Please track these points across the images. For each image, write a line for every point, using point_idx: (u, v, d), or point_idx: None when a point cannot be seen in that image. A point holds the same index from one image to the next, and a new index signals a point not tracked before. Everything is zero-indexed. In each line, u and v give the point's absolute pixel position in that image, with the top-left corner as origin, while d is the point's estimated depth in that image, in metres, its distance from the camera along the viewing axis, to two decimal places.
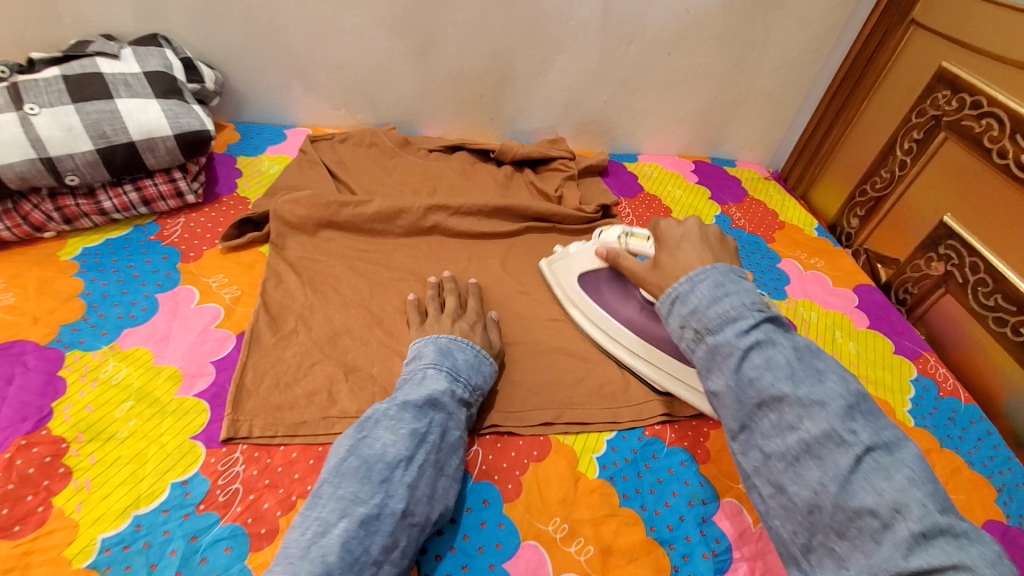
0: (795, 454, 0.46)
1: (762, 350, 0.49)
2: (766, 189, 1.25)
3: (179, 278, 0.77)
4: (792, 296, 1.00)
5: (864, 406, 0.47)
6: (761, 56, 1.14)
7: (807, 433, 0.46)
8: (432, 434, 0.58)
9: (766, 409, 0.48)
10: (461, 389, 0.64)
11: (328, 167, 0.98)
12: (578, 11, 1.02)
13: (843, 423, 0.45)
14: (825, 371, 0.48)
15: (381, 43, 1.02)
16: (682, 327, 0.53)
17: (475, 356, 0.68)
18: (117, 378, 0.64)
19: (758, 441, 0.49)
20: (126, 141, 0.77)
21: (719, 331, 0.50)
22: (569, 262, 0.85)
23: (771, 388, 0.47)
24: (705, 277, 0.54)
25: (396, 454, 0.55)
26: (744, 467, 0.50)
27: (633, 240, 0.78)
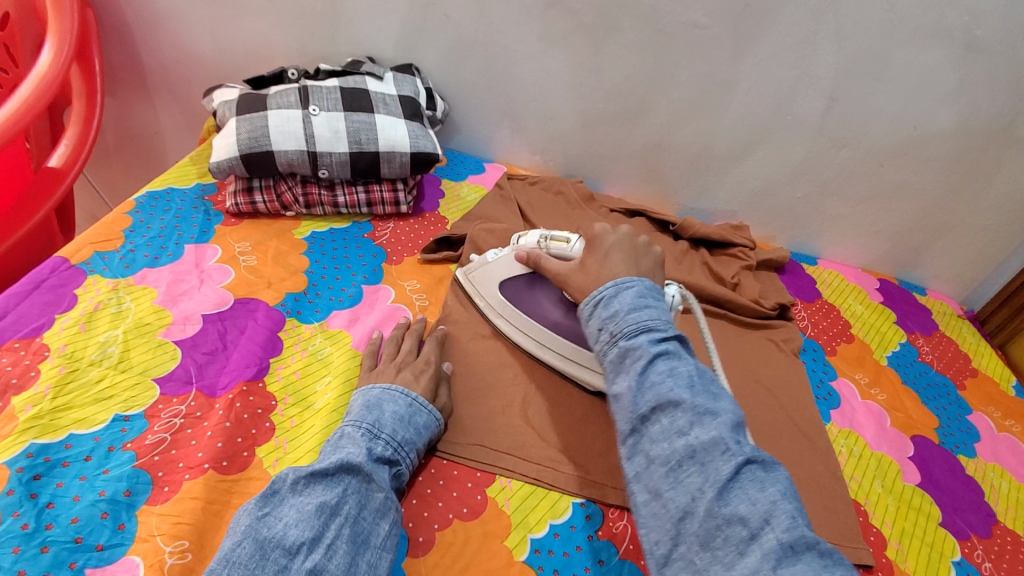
0: (679, 459, 0.49)
1: (668, 359, 0.55)
2: (959, 328, 1.13)
3: (382, 276, 0.85)
4: (984, 458, 0.87)
5: (746, 429, 0.52)
6: (986, 188, 1.05)
7: (694, 438, 0.49)
8: (347, 505, 0.52)
9: (659, 413, 0.52)
10: (382, 447, 0.58)
11: (519, 206, 1.05)
12: (797, 108, 1.01)
13: (730, 435, 0.49)
14: (720, 394, 0.54)
15: (595, 104, 1.09)
16: (600, 329, 0.60)
17: (407, 405, 0.63)
18: (321, 353, 0.72)
19: (645, 445, 0.52)
20: (373, 150, 0.88)
21: (634, 336, 0.57)
22: (488, 270, 0.82)
23: (670, 392, 0.52)
24: (632, 286, 0.61)
25: (298, 537, 0.48)
26: (628, 473, 0.53)
27: (553, 243, 0.75)
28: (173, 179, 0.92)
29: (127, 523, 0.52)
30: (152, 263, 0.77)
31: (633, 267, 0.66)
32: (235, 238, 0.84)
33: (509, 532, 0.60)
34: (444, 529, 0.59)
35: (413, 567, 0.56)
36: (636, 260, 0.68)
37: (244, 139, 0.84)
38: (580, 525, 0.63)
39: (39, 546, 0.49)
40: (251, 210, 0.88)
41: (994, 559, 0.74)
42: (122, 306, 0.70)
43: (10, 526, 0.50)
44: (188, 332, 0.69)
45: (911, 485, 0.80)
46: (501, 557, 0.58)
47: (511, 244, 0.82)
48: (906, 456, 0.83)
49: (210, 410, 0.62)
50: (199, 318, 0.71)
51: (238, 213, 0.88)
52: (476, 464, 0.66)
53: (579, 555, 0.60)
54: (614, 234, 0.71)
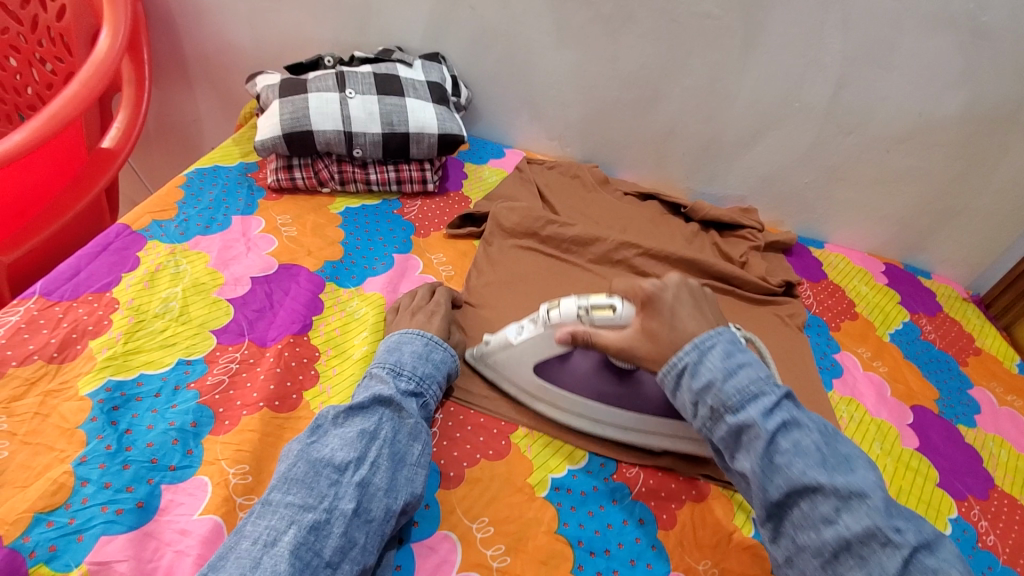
0: (833, 552, 0.49)
1: (789, 434, 0.53)
2: (963, 310, 1.17)
3: (411, 247, 0.91)
4: (983, 428, 0.91)
5: (899, 506, 0.51)
6: (991, 173, 1.09)
7: (846, 528, 0.49)
8: (383, 431, 0.58)
9: (799, 499, 0.52)
10: (407, 382, 0.64)
11: (538, 188, 1.10)
12: (805, 95, 1.06)
13: (887, 523, 0.48)
14: (852, 459, 0.53)
15: (611, 92, 1.14)
16: (696, 403, 0.57)
17: (424, 344, 0.69)
18: (358, 312, 0.78)
19: (790, 531, 0.53)
20: (404, 131, 0.95)
21: (742, 409, 0.55)
22: (514, 353, 0.70)
23: (802, 476, 0.51)
24: (715, 345, 0.58)
25: (344, 457, 0.55)
26: (778, 552, 0.54)
27: (596, 312, 0.65)
28: (218, 158, 0.99)
29: (195, 448, 0.59)
30: (204, 231, 0.84)
31: (700, 315, 0.62)
32: (277, 211, 0.91)
33: (532, 472, 0.66)
34: (472, 467, 0.65)
35: (445, 496, 0.62)
36: (704, 317, 0.62)
37: (286, 119, 0.91)
38: (595, 469, 0.69)
39: (121, 463, 0.56)
40: (291, 186, 0.95)
41: (988, 518, 0.78)
42: (179, 267, 0.77)
43: (95, 447, 0.57)
44: (239, 292, 0.76)
45: (909, 449, 0.84)
46: (524, 493, 0.64)
47: (533, 317, 0.69)
48: (906, 423, 0.88)
49: (261, 357, 0.69)
50: (248, 280, 0.78)
51: (279, 189, 0.95)
52: (500, 414, 0.72)
53: (594, 494, 0.66)
54: (668, 290, 0.64)
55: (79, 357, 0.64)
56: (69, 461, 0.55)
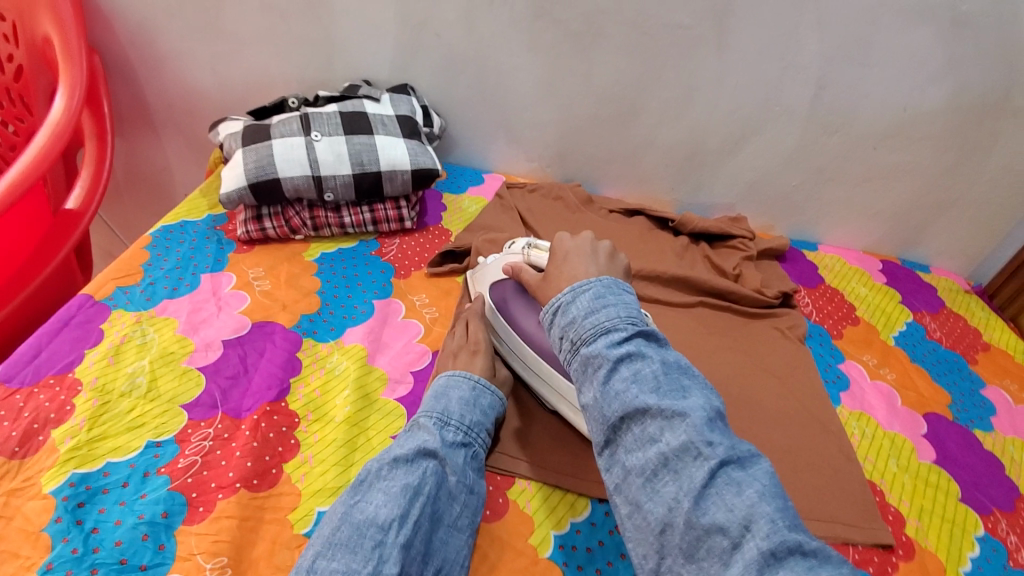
0: (654, 468, 0.47)
1: (632, 364, 0.51)
2: (967, 303, 1.13)
3: (392, 290, 0.87)
4: (1001, 431, 0.88)
5: (720, 421, 0.49)
6: (983, 162, 1.06)
7: (665, 445, 0.47)
8: (427, 486, 0.57)
9: (630, 422, 0.50)
10: (453, 431, 0.63)
11: (520, 213, 1.07)
12: (785, 98, 1.03)
13: (701, 434, 0.47)
14: (689, 387, 0.51)
15: (587, 109, 1.11)
16: (561, 337, 0.56)
17: (472, 390, 0.68)
18: (339, 369, 0.74)
19: (622, 455, 0.50)
20: (376, 170, 0.91)
21: (594, 343, 0.53)
22: (484, 271, 0.84)
23: (635, 399, 0.49)
24: (588, 288, 0.57)
25: (388, 515, 0.54)
26: (608, 483, 0.51)
27: (536, 253, 0.77)
28: (184, 212, 0.95)
29: (167, 543, 0.55)
30: (172, 294, 0.80)
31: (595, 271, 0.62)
32: (248, 265, 0.87)
33: (533, 531, 0.62)
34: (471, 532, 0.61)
35: None
36: (597, 262, 0.65)
37: (251, 169, 0.87)
38: (600, 521, 0.65)
39: (88, 569, 0.52)
40: (262, 237, 0.91)
41: (1019, 533, 0.74)
42: (146, 337, 0.73)
43: (61, 551, 0.53)
44: (211, 358, 0.72)
45: (926, 462, 0.81)
46: (527, 556, 0.60)
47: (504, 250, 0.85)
48: (920, 434, 0.84)
49: (237, 431, 0.65)
50: (220, 345, 0.74)
51: (249, 240, 0.91)
52: (496, 468, 0.67)
53: (601, 550, 0.62)
54: (572, 240, 0.68)
55: (42, 450, 0.60)
56: (34, 571, 0.52)
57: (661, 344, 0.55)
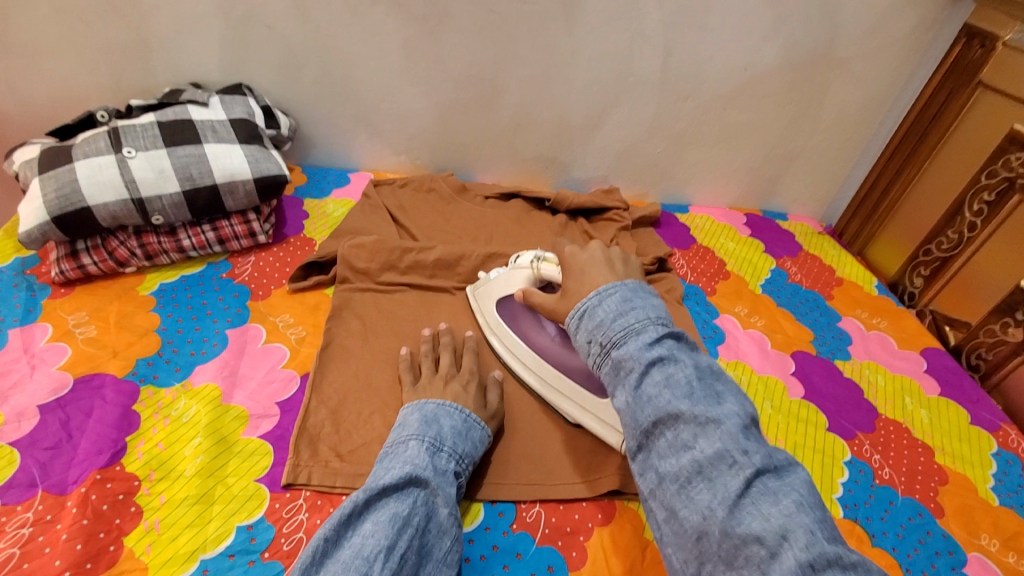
0: (687, 475, 0.47)
1: (663, 366, 0.53)
2: (821, 244, 1.23)
3: (248, 315, 0.79)
4: (856, 357, 0.96)
5: (755, 429, 0.50)
6: (818, 113, 1.14)
7: (700, 452, 0.47)
8: (416, 517, 0.53)
9: (662, 427, 0.50)
10: (446, 458, 0.60)
11: (390, 211, 1.01)
12: (638, 68, 1.05)
13: (736, 443, 0.47)
14: (722, 394, 0.52)
15: (447, 95, 1.07)
16: (590, 342, 0.58)
17: (462, 420, 0.65)
18: (187, 416, 0.66)
19: (654, 460, 0.50)
20: (210, 184, 0.81)
21: (625, 344, 0.55)
22: (489, 287, 0.84)
23: (668, 404, 0.50)
24: (615, 292, 0.59)
25: (374, 546, 0.50)
26: (642, 488, 0.51)
27: (545, 265, 0.79)
28: None
29: None
30: None
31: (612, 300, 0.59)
32: (68, 309, 0.75)
33: None
34: None
35: None
36: (614, 271, 0.68)
37: (53, 200, 0.75)
38: (494, 524, 0.62)
39: None
40: (83, 276, 0.79)
41: (879, 449, 0.81)
42: None
43: None
44: (23, 429, 0.61)
45: (796, 399, 0.86)
46: None
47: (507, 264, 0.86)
48: (789, 372, 0.90)
49: (62, 510, 0.55)
50: (34, 411, 0.63)
51: (67, 281, 0.78)
52: None
53: (496, 555, 0.60)
54: (584, 253, 0.71)
55: None
56: None
57: (691, 348, 0.56)
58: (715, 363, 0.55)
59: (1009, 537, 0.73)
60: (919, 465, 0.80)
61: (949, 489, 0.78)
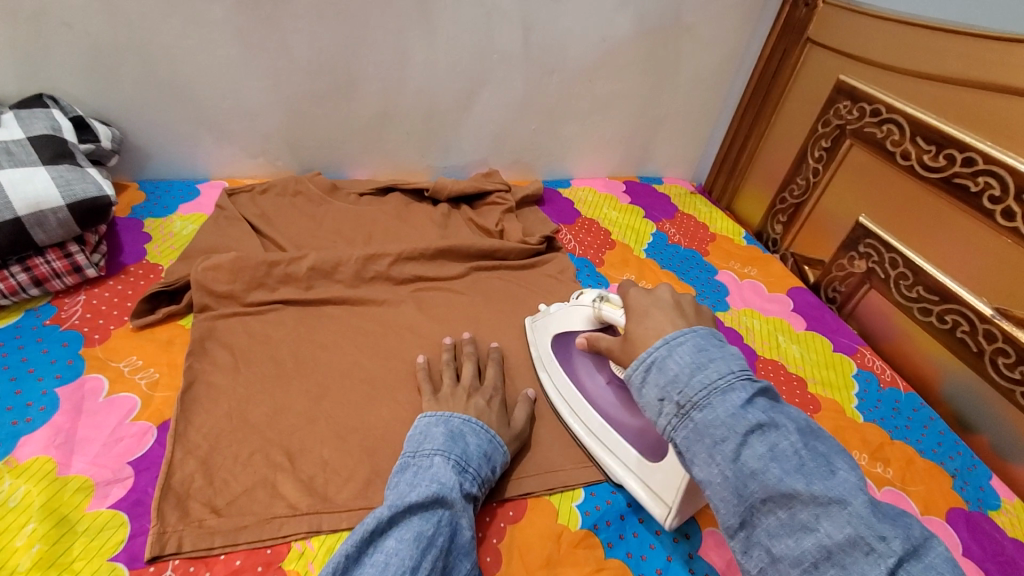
0: (815, 561, 0.40)
1: (764, 435, 0.44)
2: (694, 203, 1.30)
3: (84, 365, 0.67)
4: (734, 306, 1.03)
5: (878, 502, 0.42)
6: (676, 77, 1.19)
7: (828, 536, 0.40)
8: (440, 538, 0.51)
9: (773, 505, 0.43)
10: (470, 481, 0.58)
11: (250, 222, 0.91)
12: (500, 44, 1.02)
13: (870, 527, 0.40)
14: (831, 457, 0.44)
15: (299, 87, 0.97)
16: (661, 400, 0.48)
17: (488, 442, 0.62)
18: (15, 499, 0.54)
19: (762, 539, 0.43)
20: (10, 218, 0.67)
21: (710, 408, 0.46)
22: (547, 321, 0.78)
23: (779, 483, 0.42)
24: (686, 340, 0.49)
25: (399, 566, 0.47)
26: (748, 568, 0.45)
27: (608, 306, 0.67)
28: None
29: None
30: None
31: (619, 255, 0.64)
32: None
33: None
34: None
35: None
36: (683, 315, 0.55)
37: None
38: None
39: None
40: None
41: None
42: None
43: None
44: None
45: None
46: None
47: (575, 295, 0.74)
48: None
49: None
50: None
51: None
52: (263, 540, 0.56)
53: None
54: (649, 295, 0.58)
55: None
56: None
57: (778, 401, 0.48)
58: (807, 416, 0.48)
59: (874, 449, 0.82)
60: (796, 398, 0.87)
61: (822, 415, 0.85)
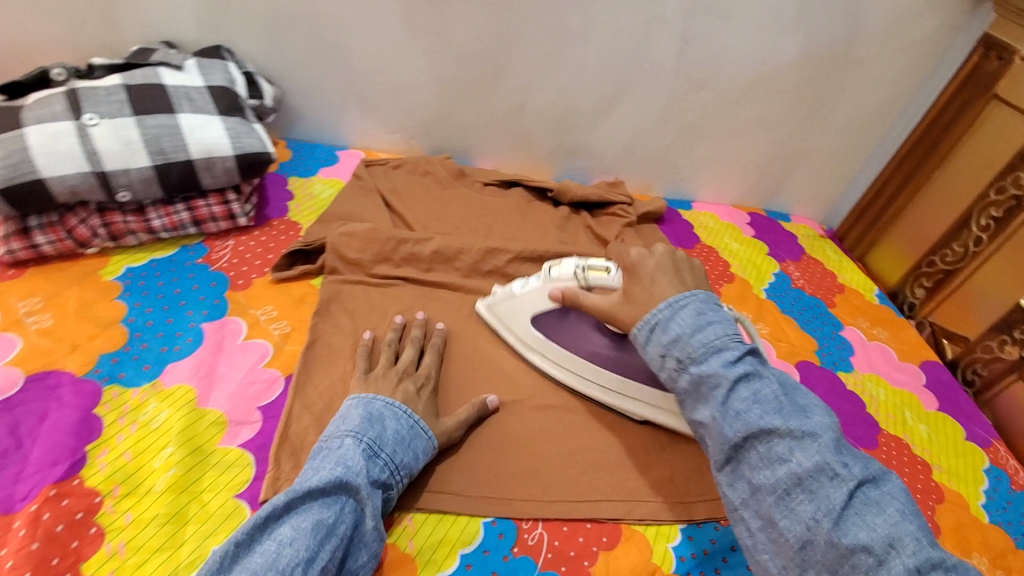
0: (786, 486, 0.49)
1: (749, 383, 0.53)
2: (823, 248, 1.20)
3: (227, 307, 0.72)
4: (859, 369, 0.94)
5: (846, 443, 0.52)
6: (831, 112, 1.10)
7: (798, 465, 0.49)
8: (342, 526, 0.51)
9: (754, 442, 0.51)
10: (379, 468, 0.56)
11: (383, 196, 0.94)
12: (654, 54, 0.98)
13: (834, 457, 0.49)
14: (809, 406, 0.53)
15: (448, 71, 0.99)
16: (664, 356, 0.56)
17: (409, 428, 0.60)
18: (158, 421, 0.59)
19: (746, 472, 0.52)
20: (185, 159, 0.72)
21: (706, 361, 0.54)
22: (516, 303, 0.75)
23: (760, 421, 0.51)
24: (687, 304, 0.57)
25: (292, 558, 0.47)
26: (731, 499, 0.53)
27: (592, 273, 0.68)
28: None
29: None
30: None
31: (681, 284, 0.61)
32: (18, 295, 0.66)
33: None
34: None
35: None
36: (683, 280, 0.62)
37: None
38: (493, 547, 0.58)
39: None
40: (35, 255, 0.70)
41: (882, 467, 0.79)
42: None
43: None
44: None
45: None
46: None
47: (539, 272, 0.74)
48: None
49: (7, 532, 0.49)
50: None
51: (16, 262, 0.69)
52: None
53: None
54: (653, 255, 0.63)
55: None
56: None
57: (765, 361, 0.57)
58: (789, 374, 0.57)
59: (996, 554, 0.73)
60: (918, 482, 0.78)
61: (945, 508, 0.76)
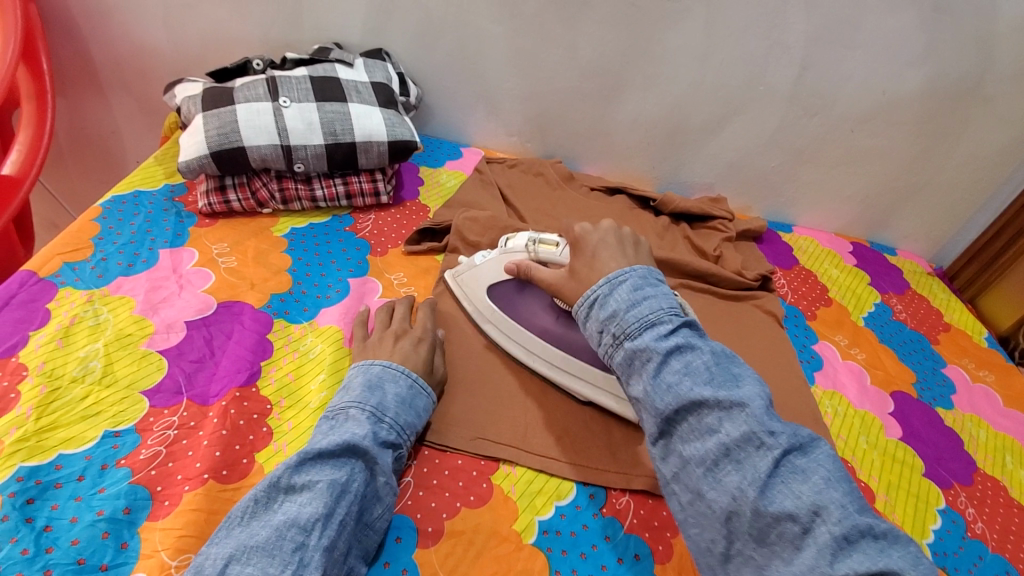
0: (715, 458, 0.50)
1: (680, 356, 0.55)
2: (929, 285, 1.17)
3: (368, 268, 0.83)
4: (960, 408, 0.92)
5: (776, 412, 0.52)
6: (953, 148, 1.08)
7: (726, 436, 0.50)
8: (355, 484, 0.54)
9: (685, 414, 0.53)
10: (385, 429, 0.59)
11: (500, 190, 1.04)
12: (770, 78, 1.02)
13: (762, 426, 0.50)
14: (740, 376, 0.54)
15: (571, 83, 1.07)
16: (602, 332, 0.59)
17: (409, 387, 0.64)
18: (314, 352, 0.71)
19: (679, 446, 0.54)
20: (350, 140, 0.85)
21: (639, 336, 0.57)
22: (477, 272, 0.80)
23: (689, 392, 0.53)
24: (624, 280, 0.60)
25: (312, 515, 0.50)
26: (665, 473, 0.55)
27: (543, 248, 0.73)
28: (139, 181, 0.89)
29: (130, 541, 0.52)
30: (127, 271, 0.74)
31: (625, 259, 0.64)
32: (212, 239, 0.82)
33: (518, 516, 0.62)
34: (453, 518, 0.60)
35: (424, 557, 0.57)
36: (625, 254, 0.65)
37: (213, 136, 0.81)
38: (584, 504, 0.64)
39: (41, 570, 0.49)
40: (226, 210, 0.85)
41: (976, 504, 0.78)
42: (100, 318, 0.68)
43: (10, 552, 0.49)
44: (173, 341, 0.68)
45: (893, 439, 0.84)
46: (510, 542, 0.60)
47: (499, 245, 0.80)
48: (888, 412, 0.87)
49: (203, 419, 0.61)
50: (182, 326, 0.70)
51: (212, 213, 0.85)
52: (479, 454, 0.66)
53: (585, 534, 0.62)
54: (596, 231, 0.68)
55: None
56: None
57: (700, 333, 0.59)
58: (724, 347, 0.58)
59: None
60: (1012, 524, 0.76)
61: None
